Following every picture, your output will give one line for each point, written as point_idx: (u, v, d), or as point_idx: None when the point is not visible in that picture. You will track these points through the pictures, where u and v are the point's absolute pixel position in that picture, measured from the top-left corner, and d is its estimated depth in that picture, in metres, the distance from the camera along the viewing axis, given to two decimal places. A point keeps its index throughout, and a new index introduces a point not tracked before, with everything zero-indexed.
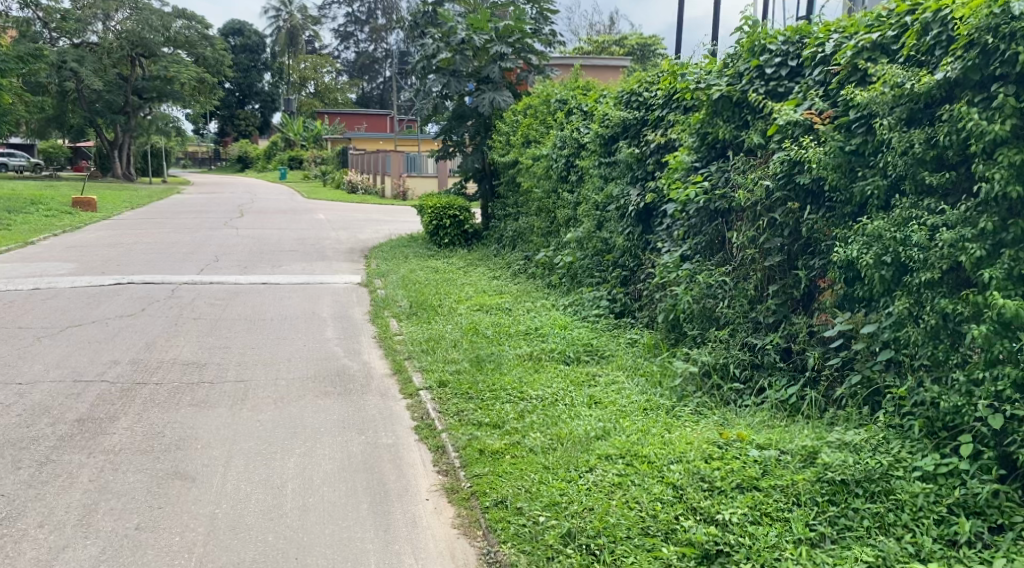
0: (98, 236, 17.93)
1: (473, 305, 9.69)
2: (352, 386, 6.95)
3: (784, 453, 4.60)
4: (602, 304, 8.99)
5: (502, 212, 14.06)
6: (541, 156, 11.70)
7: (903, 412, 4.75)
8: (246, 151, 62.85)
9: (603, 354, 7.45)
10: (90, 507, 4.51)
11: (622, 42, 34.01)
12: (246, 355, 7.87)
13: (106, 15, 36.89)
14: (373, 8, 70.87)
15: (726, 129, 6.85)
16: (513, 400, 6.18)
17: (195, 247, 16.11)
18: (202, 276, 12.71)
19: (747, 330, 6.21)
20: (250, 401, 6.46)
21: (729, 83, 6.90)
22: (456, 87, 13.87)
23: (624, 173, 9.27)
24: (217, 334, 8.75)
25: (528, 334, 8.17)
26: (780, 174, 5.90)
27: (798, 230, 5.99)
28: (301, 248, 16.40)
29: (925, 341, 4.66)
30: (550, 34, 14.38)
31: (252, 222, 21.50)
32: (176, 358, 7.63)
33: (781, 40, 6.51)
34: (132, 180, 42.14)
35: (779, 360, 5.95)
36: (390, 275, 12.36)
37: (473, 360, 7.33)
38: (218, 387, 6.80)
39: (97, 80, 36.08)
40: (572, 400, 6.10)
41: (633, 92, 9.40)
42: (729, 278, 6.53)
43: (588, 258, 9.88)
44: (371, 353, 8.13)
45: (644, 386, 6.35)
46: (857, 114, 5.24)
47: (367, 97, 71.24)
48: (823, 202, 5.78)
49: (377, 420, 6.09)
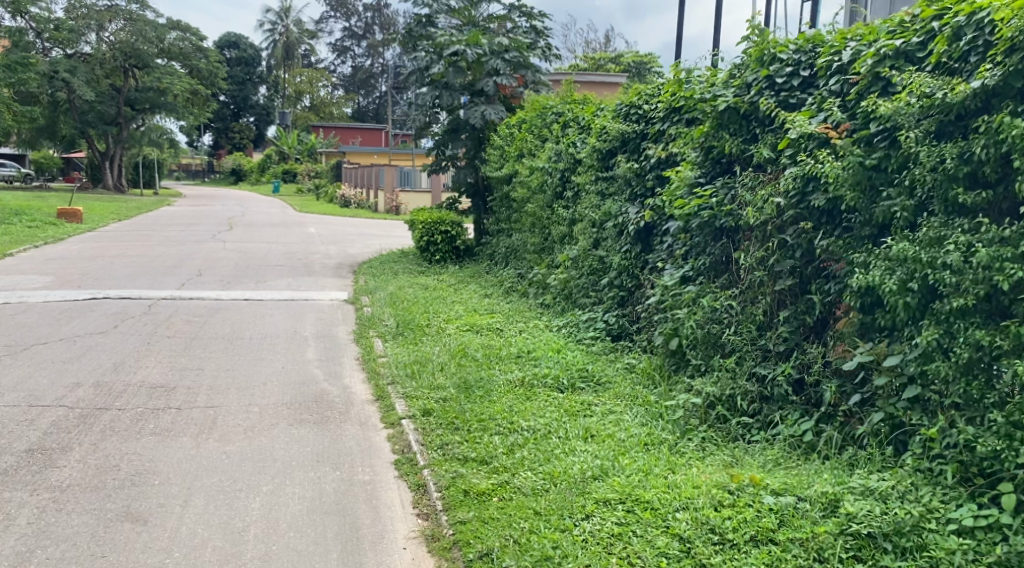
0: (80, 248, 17.45)
1: (462, 325, 9.26)
2: (330, 414, 6.47)
3: (802, 500, 4.13)
4: (598, 326, 8.56)
5: (495, 228, 13.64)
6: (536, 170, 11.30)
7: (933, 456, 4.28)
8: (239, 164, 62.43)
9: (601, 381, 7.03)
10: (23, 556, 4.04)
11: (618, 61, 34.00)
12: (219, 378, 7.39)
13: (99, 26, 36.51)
14: (371, 23, 70.93)
15: (734, 144, 6.46)
16: (502, 432, 5.72)
17: (179, 261, 15.67)
18: (183, 290, 12.26)
19: (756, 359, 5.80)
20: (218, 430, 5.98)
21: (736, 94, 6.51)
22: (450, 99, 13.53)
23: (622, 190, 8.89)
24: (191, 354, 8.27)
25: (520, 357, 7.72)
26: (792, 192, 5.50)
27: (811, 251, 5.61)
28: (288, 263, 15.94)
29: (957, 376, 4.23)
30: (546, 47, 13.92)
31: (240, 235, 21.05)
32: (144, 381, 7.15)
33: (792, 49, 6.14)
34: (123, 191, 41.65)
35: (791, 392, 5.52)
36: (378, 292, 11.91)
37: (460, 386, 6.88)
38: (186, 413, 6.32)
39: (89, 90, 35.66)
40: (567, 432, 5.67)
41: (632, 104, 8.97)
42: (737, 301, 6.17)
43: (583, 277, 9.43)
44: (354, 376, 7.65)
45: (645, 418, 5.93)
46: (878, 127, 4.82)
47: (362, 112, 71.00)
48: (838, 221, 5.38)
49: (355, 453, 5.62)
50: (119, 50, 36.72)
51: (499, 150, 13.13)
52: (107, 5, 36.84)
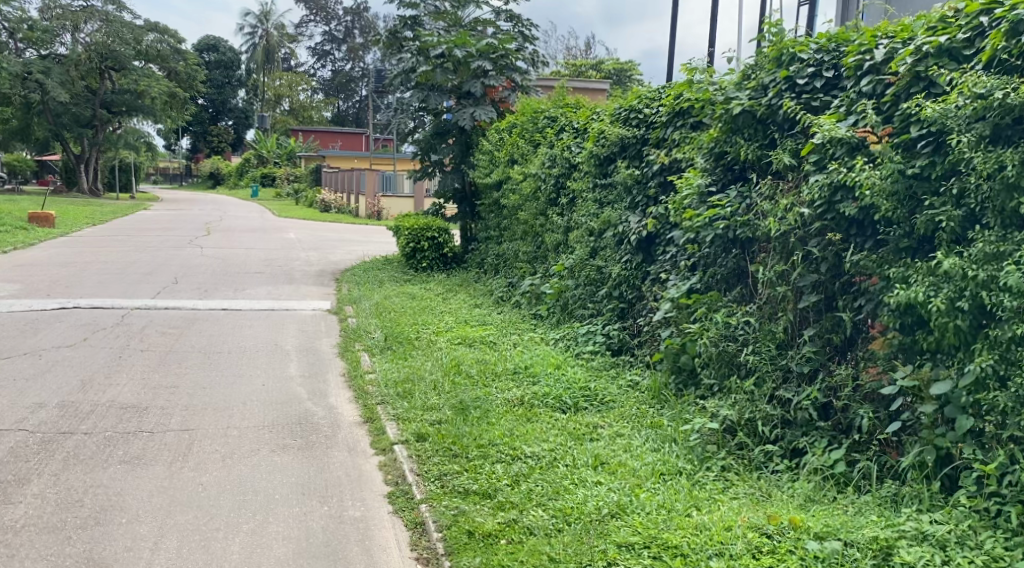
0: (49, 253, 16.76)
1: (454, 337, 8.80)
2: (315, 438, 5.98)
3: (849, 546, 3.76)
4: (597, 340, 8.10)
5: (483, 235, 13.18)
6: (528, 177, 10.84)
7: (990, 494, 3.96)
8: (217, 168, 61.38)
9: (604, 400, 6.57)
10: None
11: (600, 68, 33.84)
12: (195, 396, 6.87)
13: (74, 27, 35.63)
14: (351, 27, 70.40)
15: (749, 149, 6.05)
16: (503, 461, 5.26)
17: (154, 268, 15.05)
18: (158, 300, 11.70)
19: (777, 381, 5.39)
20: (194, 457, 5.50)
21: (751, 96, 6.10)
22: (435, 101, 12.98)
23: (622, 197, 8.44)
24: (164, 370, 7.75)
25: (516, 374, 7.27)
26: (819, 201, 5.09)
27: (838, 264, 5.20)
28: (267, 270, 15.38)
29: (1016, 408, 3.91)
30: (534, 53, 13.40)
31: (217, 241, 20.39)
32: (113, 401, 6.63)
33: (813, 49, 5.72)
34: (98, 195, 40.69)
35: (818, 418, 5.11)
36: (362, 301, 11.42)
37: (455, 408, 6.39)
38: (158, 437, 5.82)
39: (63, 91, 34.72)
40: (575, 459, 5.25)
41: (631, 108, 8.49)
42: (754, 317, 5.76)
43: (580, 288, 8.97)
44: (340, 395, 7.14)
45: (657, 443, 5.50)
46: (920, 131, 4.49)
47: (342, 116, 70.23)
48: (870, 234, 4.98)
49: (344, 484, 5.17)
50: (95, 51, 35.85)
51: (488, 155, 12.66)
52: (83, 6, 36.00)
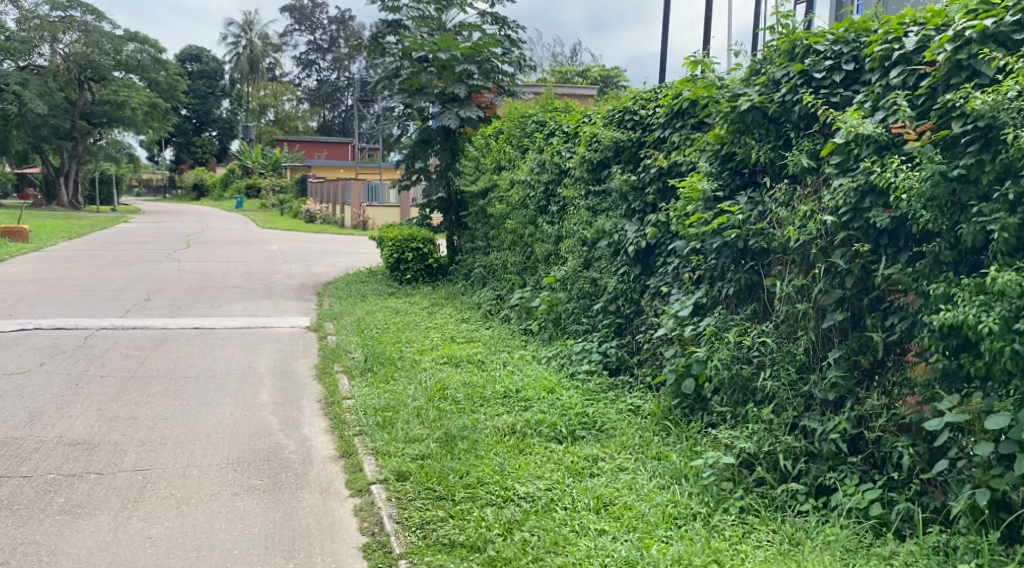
0: (18, 270, 16.04)
1: (440, 356, 8.22)
2: (284, 477, 5.38)
3: None
4: (592, 358, 7.49)
5: (470, 246, 12.58)
6: (516, 184, 10.25)
7: None
8: (202, 180, 60.43)
9: (604, 428, 5.99)
10: None
11: (585, 75, 33.56)
12: (154, 430, 6.26)
13: (53, 38, 34.99)
14: (336, 36, 69.89)
15: (761, 150, 5.52)
16: (493, 505, 4.70)
17: (126, 284, 14.36)
18: (126, 318, 11.05)
19: (799, 409, 4.85)
20: (145, 503, 4.90)
21: (761, 93, 5.56)
22: (419, 104, 12.45)
23: (618, 205, 7.88)
24: (125, 399, 7.11)
25: (507, 399, 6.66)
26: (844, 208, 4.61)
27: (866, 279, 4.69)
28: (246, 284, 14.76)
29: None
30: (521, 57, 12.82)
31: (196, 255, 19.66)
32: (62, 436, 6.01)
33: (829, 40, 5.21)
34: (79, 208, 39.80)
35: (847, 451, 4.56)
36: (344, 317, 10.82)
37: (440, 439, 5.79)
38: (107, 480, 5.21)
39: (42, 102, 33.81)
40: (574, 503, 4.68)
41: (625, 109, 7.94)
42: (771, 337, 5.21)
43: (573, 301, 8.39)
44: (315, 425, 6.53)
45: (666, 480, 4.95)
46: (964, 127, 4.02)
47: (328, 125, 69.36)
48: (904, 244, 4.49)
49: (314, 536, 4.57)
50: (74, 62, 35.19)
51: (474, 162, 12.09)
52: (62, 16, 35.37)
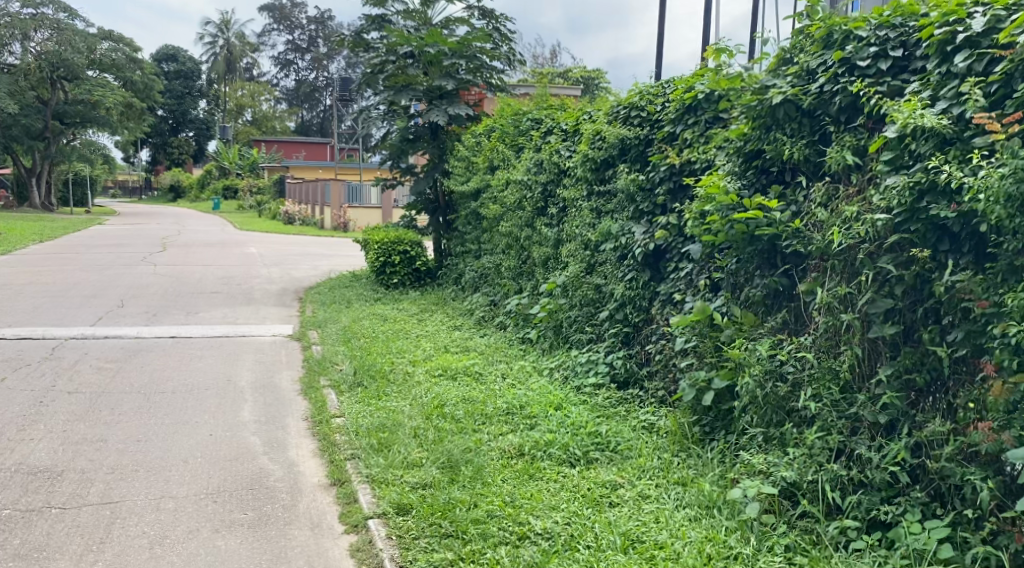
0: None
1: (433, 367, 7.67)
2: (271, 510, 4.83)
3: None
4: (599, 370, 6.97)
5: (460, 249, 12.04)
6: (511, 184, 9.74)
7: None
8: (177, 181, 59.21)
9: (619, 449, 5.45)
10: None
11: (568, 76, 33.07)
12: (124, 454, 5.67)
13: (24, 35, 33.84)
14: (316, 36, 69.05)
15: (795, 146, 5.02)
16: (508, 544, 4.20)
17: (98, 290, 13.68)
18: (97, 327, 10.39)
19: (845, 432, 4.32)
20: (112, 545, 4.33)
21: (794, 84, 5.06)
22: (404, 101, 11.79)
23: (623, 206, 7.35)
24: (93, 418, 6.51)
25: (511, 417, 6.12)
26: (900, 209, 4.16)
27: (923, 287, 4.22)
28: (224, 289, 14.13)
29: None
30: (510, 52, 12.27)
31: (171, 258, 18.91)
32: (21, 464, 5.41)
33: (873, 25, 4.74)
34: (51, 209, 38.73)
35: (905, 481, 4.08)
36: (329, 325, 10.25)
37: (442, 465, 5.24)
38: (70, 518, 4.63)
39: (12, 101, 32.75)
40: (599, 543, 4.16)
41: (631, 105, 7.41)
42: (809, 352, 4.64)
43: (575, 309, 7.87)
44: (302, 447, 5.96)
45: (698, 513, 4.43)
46: None
47: (305, 125, 68.31)
48: (968, 249, 4.05)
49: None
50: (45, 61, 34.05)
51: (465, 161, 11.54)
52: (33, 14, 34.36)
